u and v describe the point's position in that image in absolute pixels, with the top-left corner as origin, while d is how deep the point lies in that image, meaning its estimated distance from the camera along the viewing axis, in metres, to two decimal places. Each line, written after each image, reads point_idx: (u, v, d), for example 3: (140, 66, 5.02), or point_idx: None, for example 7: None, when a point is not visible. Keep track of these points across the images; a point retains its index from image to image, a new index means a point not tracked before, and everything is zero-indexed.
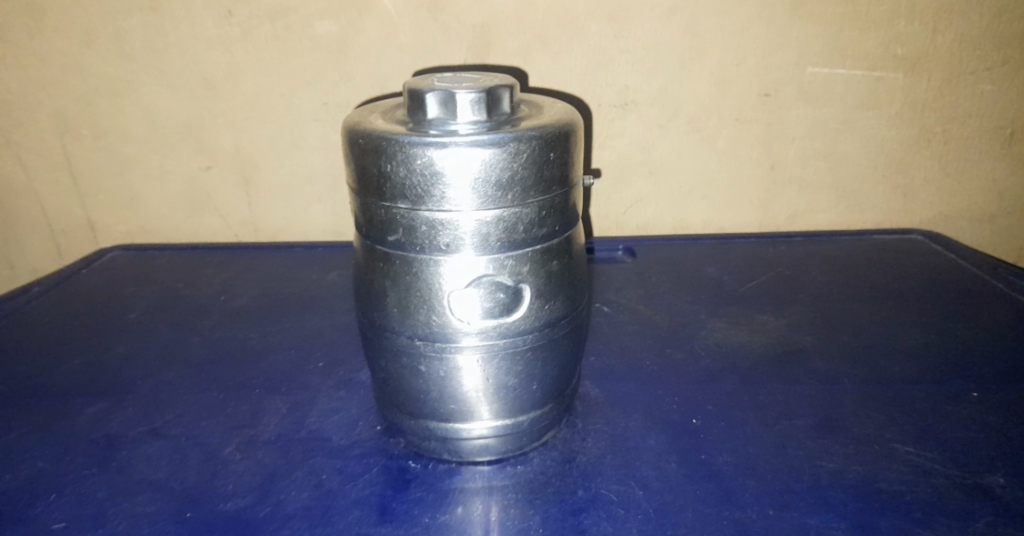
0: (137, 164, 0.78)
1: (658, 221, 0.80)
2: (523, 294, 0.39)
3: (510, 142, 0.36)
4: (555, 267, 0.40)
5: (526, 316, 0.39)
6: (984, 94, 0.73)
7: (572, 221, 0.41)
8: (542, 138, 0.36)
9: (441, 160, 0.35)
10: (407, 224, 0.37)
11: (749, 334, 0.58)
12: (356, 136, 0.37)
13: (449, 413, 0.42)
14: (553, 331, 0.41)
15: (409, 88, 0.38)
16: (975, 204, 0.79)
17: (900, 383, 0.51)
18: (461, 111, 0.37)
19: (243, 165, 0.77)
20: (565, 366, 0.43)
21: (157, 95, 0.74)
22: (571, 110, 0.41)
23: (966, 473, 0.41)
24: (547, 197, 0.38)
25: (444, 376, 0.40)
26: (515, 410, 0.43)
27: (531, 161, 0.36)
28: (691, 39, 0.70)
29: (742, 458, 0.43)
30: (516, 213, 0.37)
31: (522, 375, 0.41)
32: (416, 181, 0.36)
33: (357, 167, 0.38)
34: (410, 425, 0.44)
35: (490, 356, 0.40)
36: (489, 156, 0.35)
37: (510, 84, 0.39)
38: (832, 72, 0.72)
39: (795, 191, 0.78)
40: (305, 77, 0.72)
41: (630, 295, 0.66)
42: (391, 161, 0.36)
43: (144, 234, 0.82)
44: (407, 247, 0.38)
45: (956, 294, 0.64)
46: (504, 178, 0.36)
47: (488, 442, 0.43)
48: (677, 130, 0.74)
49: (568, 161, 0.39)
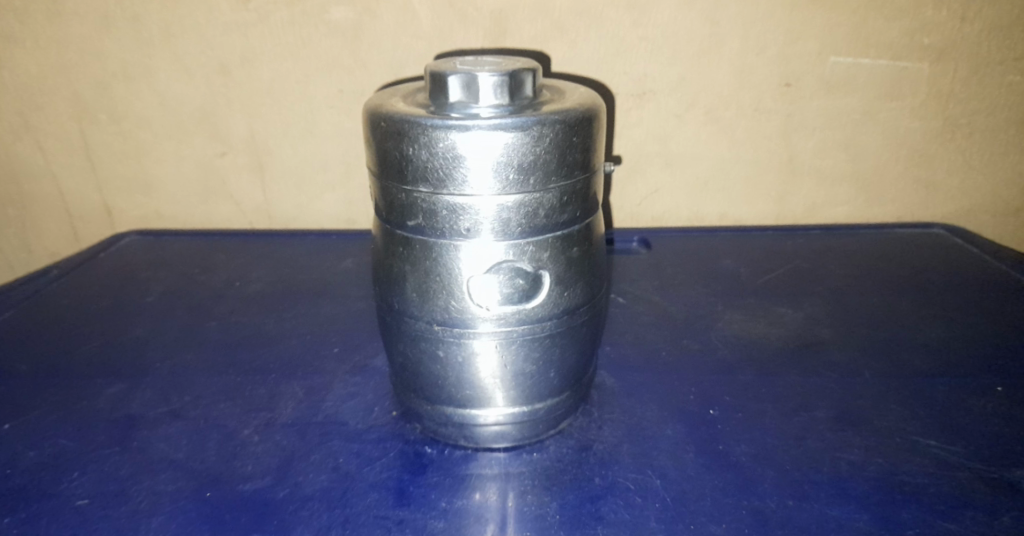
0: (153, 149, 0.78)
1: (674, 212, 0.79)
2: (543, 281, 0.39)
3: (533, 126, 0.35)
4: (575, 254, 0.39)
5: (545, 303, 0.39)
6: (1010, 85, 0.72)
7: (592, 208, 0.40)
8: (565, 123, 0.36)
9: (465, 143, 0.35)
10: (428, 208, 0.37)
11: (767, 327, 0.58)
12: (377, 119, 0.37)
13: (466, 398, 0.42)
14: (572, 318, 0.41)
15: (431, 71, 0.38)
16: (998, 198, 0.78)
17: (922, 377, 0.50)
18: (482, 94, 0.37)
19: (258, 151, 0.77)
20: (582, 354, 0.43)
21: (174, 80, 0.74)
22: (592, 95, 0.40)
23: (989, 467, 0.41)
24: (569, 183, 0.38)
25: (462, 361, 0.40)
26: (532, 397, 0.42)
27: (554, 145, 0.36)
28: (711, 27, 0.69)
29: (761, 449, 0.43)
30: (538, 199, 0.37)
31: (539, 363, 0.41)
32: (438, 165, 0.36)
33: (377, 150, 0.38)
34: (426, 411, 0.44)
35: (509, 344, 0.40)
36: (511, 140, 0.35)
37: (532, 68, 0.39)
38: (855, 62, 0.71)
39: (814, 182, 0.77)
40: (322, 64, 0.71)
41: (645, 286, 0.66)
42: (412, 144, 0.36)
43: (160, 220, 0.83)
44: (427, 231, 0.38)
45: (978, 288, 0.63)
46: (526, 162, 0.36)
47: (504, 429, 0.43)
48: (695, 120, 0.73)
49: (590, 147, 0.38)
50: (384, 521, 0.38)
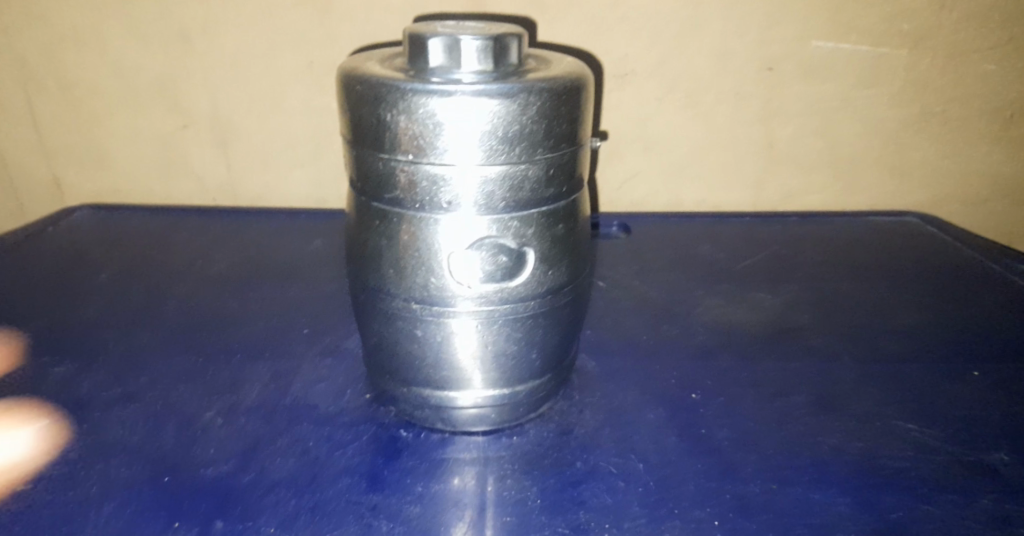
0: (110, 121, 0.74)
1: (654, 196, 0.78)
2: (527, 258, 0.37)
3: (519, 93, 0.33)
4: (560, 230, 0.38)
5: (529, 281, 0.37)
6: (985, 75, 0.72)
7: (577, 184, 0.39)
8: (553, 91, 0.34)
9: (447, 109, 0.33)
10: (405, 179, 0.35)
11: (746, 312, 0.57)
12: (353, 83, 0.35)
13: (442, 380, 0.40)
14: (556, 298, 0.39)
15: (411, 34, 0.36)
16: (969, 188, 0.79)
17: (899, 362, 0.50)
18: (465, 59, 0.35)
19: (222, 126, 0.73)
20: (564, 335, 0.42)
21: (132, 48, 0.70)
22: (579, 65, 0.39)
23: (967, 449, 0.41)
24: (557, 155, 0.36)
25: (439, 341, 0.39)
26: (511, 380, 0.41)
27: (541, 115, 0.34)
28: (694, 7, 0.68)
29: (742, 433, 0.42)
30: (524, 173, 0.35)
31: (521, 344, 0.40)
32: (417, 133, 0.34)
33: (354, 117, 0.36)
34: (403, 393, 0.42)
35: (491, 325, 0.38)
36: (496, 108, 0.33)
37: (517, 34, 0.37)
38: (836, 48, 0.70)
39: (792, 169, 0.77)
40: (292, 34, 0.68)
41: (625, 271, 0.65)
42: (389, 109, 0.34)
43: (118, 196, 0.79)
44: (403, 202, 0.36)
45: (953, 276, 0.64)
46: (511, 132, 0.34)
47: (483, 412, 0.42)
48: (676, 103, 0.72)
49: (577, 120, 0.37)
50: (356, 506, 0.36)
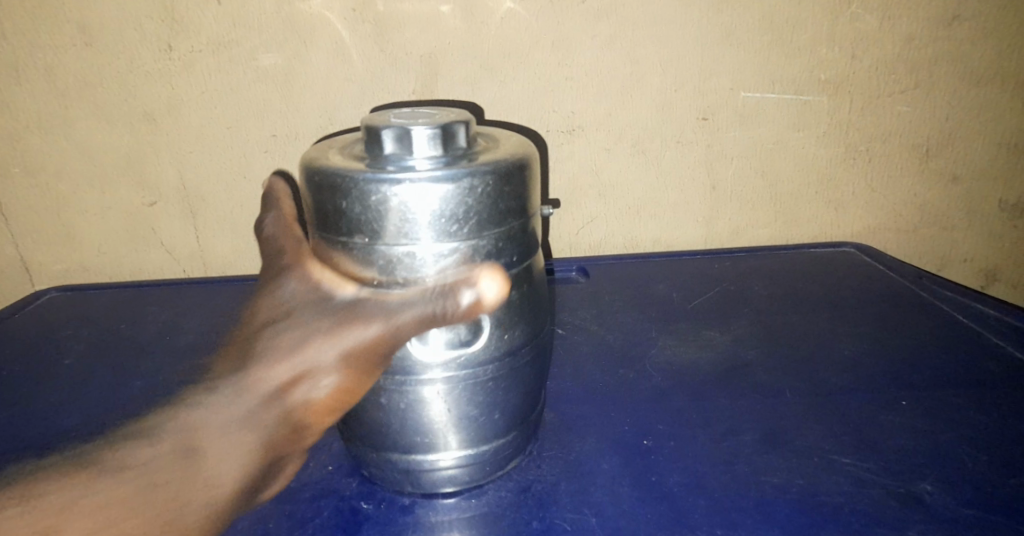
0: (73, 201, 0.75)
1: (610, 240, 0.82)
2: (484, 324, 0.39)
3: (463, 177, 0.37)
4: (514, 296, 0.40)
5: (486, 346, 0.40)
6: (900, 114, 0.79)
7: (530, 250, 0.42)
8: (496, 172, 0.37)
9: (397, 195, 0.36)
10: (363, 259, 0.38)
11: (700, 349, 0.61)
12: (314, 174, 0.38)
13: (411, 445, 0.42)
14: (515, 358, 0.42)
15: (367, 124, 0.39)
16: (899, 217, 0.84)
17: (836, 392, 0.54)
18: (417, 146, 0.38)
19: (188, 198, 0.75)
20: (526, 393, 0.44)
21: (93, 130, 0.72)
22: (525, 143, 0.42)
23: (897, 482, 0.44)
24: (505, 228, 0.39)
25: (404, 408, 0.41)
26: (477, 440, 0.43)
27: (486, 195, 0.37)
28: (632, 66, 0.73)
29: (692, 478, 0.45)
30: (475, 247, 0.38)
31: (484, 406, 0.42)
32: (373, 217, 0.37)
33: (315, 204, 0.39)
34: (374, 459, 0.44)
35: (453, 391, 0.40)
36: (444, 191, 0.36)
37: (466, 120, 0.40)
38: (765, 96, 0.76)
39: (736, 208, 0.82)
40: (252, 108, 0.71)
41: (586, 315, 0.68)
42: (345, 198, 0.37)
43: (84, 272, 0.79)
44: (362, 279, 0.39)
45: (886, 304, 0.69)
46: (459, 212, 0.37)
47: (453, 473, 0.43)
48: (623, 153, 0.77)
49: (523, 194, 0.40)
50: None
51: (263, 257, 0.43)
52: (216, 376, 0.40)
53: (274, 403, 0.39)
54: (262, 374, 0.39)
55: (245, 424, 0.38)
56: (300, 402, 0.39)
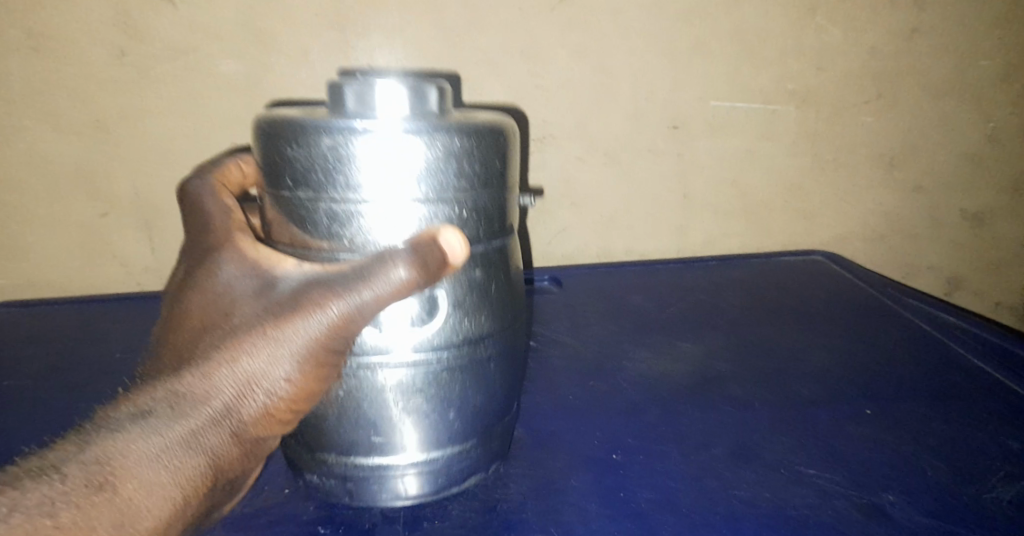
0: (22, 213, 0.72)
1: (582, 250, 0.81)
2: (440, 303, 0.36)
3: (424, 132, 0.34)
4: (478, 276, 0.37)
5: (443, 329, 0.36)
6: (866, 125, 0.79)
7: (502, 230, 0.39)
8: (463, 132, 0.35)
9: (347, 143, 0.34)
10: (306, 214, 0.36)
11: (670, 363, 0.60)
12: (269, 124, 0.36)
13: (354, 443, 0.38)
14: (479, 347, 0.38)
15: (333, 80, 0.37)
16: (867, 227, 0.84)
17: (807, 404, 0.53)
18: (379, 100, 0.35)
19: (145, 209, 0.73)
20: (497, 391, 0.41)
21: (43, 140, 0.69)
22: (503, 116, 0.40)
23: (863, 493, 0.43)
24: (469, 198, 0.36)
25: (344, 396, 0.37)
26: (431, 444, 0.39)
27: (451, 154, 0.35)
28: (601, 75, 0.72)
29: (662, 494, 0.44)
30: (432, 212, 0.35)
31: (438, 402, 0.38)
32: (323, 167, 0.34)
33: (267, 157, 0.37)
34: (324, 469, 0.40)
35: (403, 380, 0.37)
36: (402, 144, 0.34)
37: (441, 84, 0.38)
38: (734, 106, 0.76)
39: (707, 217, 0.81)
40: (213, 118, 0.69)
41: (556, 327, 0.67)
42: (292, 143, 0.35)
43: (32, 288, 0.75)
44: (308, 240, 0.36)
45: (848, 311, 0.69)
46: (417, 169, 0.34)
47: (415, 479, 0.40)
48: (594, 162, 0.76)
49: (495, 164, 0.37)
50: None
51: (191, 244, 0.39)
52: (146, 388, 0.35)
53: (215, 411, 0.35)
54: (201, 382, 0.35)
55: (185, 440, 0.34)
56: (248, 410, 0.36)
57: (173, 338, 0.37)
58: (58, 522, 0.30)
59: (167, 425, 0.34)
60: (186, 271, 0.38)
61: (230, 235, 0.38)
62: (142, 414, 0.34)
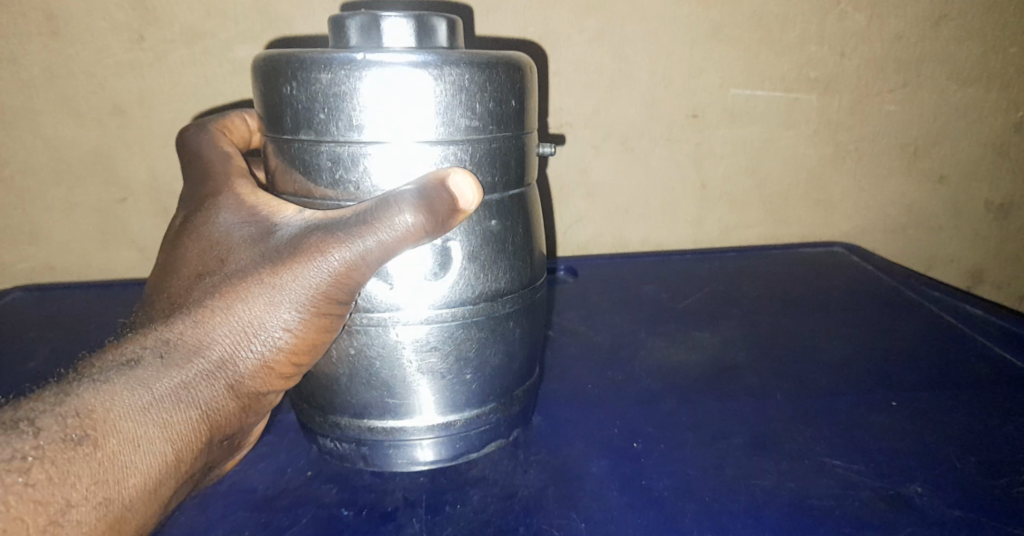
0: (40, 197, 0.72)
1: (598, 240, 0.80)
2: (453, 255, 0.36)
3: (432, 64, 0.33)
4: (494, 227, 0.37)
5: (455, 283, 0.36)
6: (888, 114, 0.78)
7: (519, 177, 0.38)
8: (472, 65, 0.34)
9: (347, 78, 0.33)
10: (310, 158, 0.35)
11: (687, 352, 0.59)
12: (269, 64, 0.36)
13: (370, 404, 0.39)
14: (496, 304, 0.38)
15: (336, 18, 0.37)
16: (887, 218, 0.83)
17: (826, 395, 0.52)
18: (382, 35, 0.36)
19: (162, 195, 0.73)
20: (517, 349, 0.40)
21: (61, 124, 0.69)
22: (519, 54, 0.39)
23: (887, 484, 0.43)
24: (480, 138, 0.35)
25: (354, 355, 0.37)
26: (445, 406, 0.39)
27: (458, 89, 0.34)
28: (619, 62, 0.71)
29: (681, 482, 0.43)
30: (440, 152, 0.35)
31: (451, 361, 0.38)
32: (324, 106, 0.34)
33: (268, 99, 0.37)
34: (340, 434, 0.40)
35: (415, 336, 0.36)
36: (404, 76, 0.33)
37: (446, 20, 0.38)
38: (754, 94, 0.75)
39: (725, 207, 0.80)
40: (229, 103, 0.69)
41: (572, 316, 0.67)
42: (292, 81, 0.35)
43: (50, 272, 0.76)
44: (313, 185, 0.36)
45: (872, 303, 0.68)
46: (421, 104, 0.34)
47: (435, 443, 0.40)
48: (611, 150, 0.75)
49: (508, 102, 0.36)
50: None
51: (193, 192, 0.40)
52: (136, 338, 0.35)
53: (209, 362, 0.35)
54: (195, 333, 0.35)
55: (175, 393, 0.34)
56: (243, 361, 0.36)
57: (168, 288, 0.38)
58: (30, 479, 0.30)
59: (157, 376, 0.34)
60: (186, 220, 0.39)
61: (234, 187, 0.39)
62: (130, 365, 0.34)
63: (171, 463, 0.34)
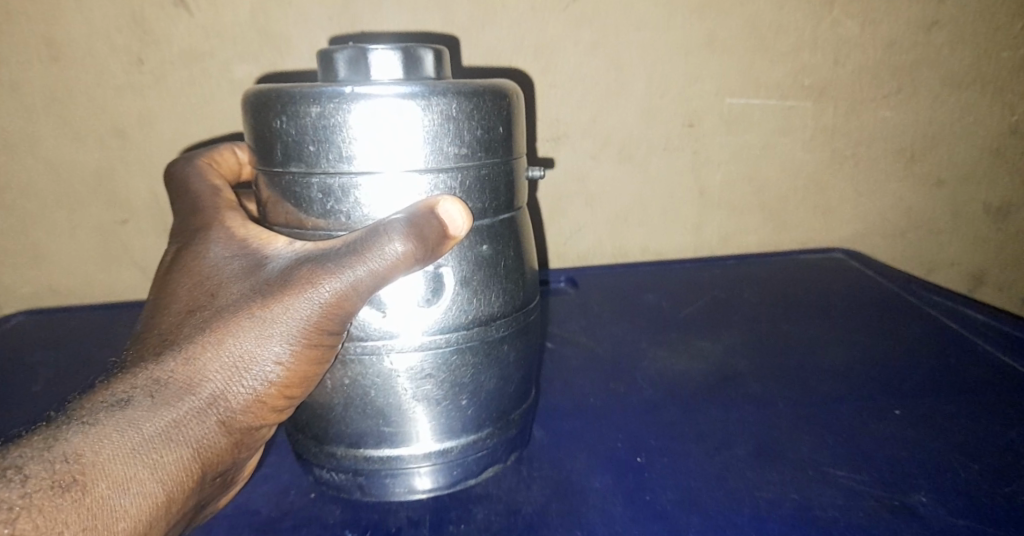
0: (42, 220, 0.73)
1: (598, 249, 0.80)
2: (445, 281, 0.36)
3: (419, 95, 0.34)
4: (486, 251, 0.37)
5: (448, 309, 0.36)
6: (884, 119, 0.78)
7: (510, 202, 0.39)
8: (459, 95, 0.35)
9: (337, 112, 0.34)
10: (301, 191, 0.36)
11: (689, 362, 0.59)
12: (259, 98, 0.36)
13: (366, 432, 0.38)
14: (490, 329, 0.38)
15: (325, 51, 0.37)
16: (886, 222, 0.83)
17: (829, 402, 0.52)
18: (371, 67, 0.36)
19: (163, 214, 0.73)
20: (512, 371, 0.40)
21: (61, 147, 0.70)
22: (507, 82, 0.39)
23: (891, 494, 0.43)
24: (469, 165, 0.36)
25: (350, 384, 0.37)
26: (442, 432, 0.39)
27: (446, 118, 0.34)
28: (614, 73, 0.72)
29: (685, 494, 0.43)
30: (429, 181, 0.35)
31: (446, 386, 0.38)
32: (314, 139, 0.34)
33: (258, 133, 0.37)
34: (337, 464, 0.40)
35: (409, 364, 0.37)
36: (393, 108, 0.34)
37: (433, 50, 0.38)
38: (749, 102, 0.75)
39: (723, 215, 0.81)
40: (228, 123, 0.70)
41: (573, 328, 0.67)
42: (282, 115, 0.35)
43: (52, 294, 0.76)
44: (304, 217, 0.36)
45: (873, 309, 0.68)
46: (410, 134, 0.34)
47: (432, 470, 0.40)
48: (609, 161, 0.75)
49: (496, 129, 0.37)
50: None
51: (181, 229, 0.40)
52: (123, 376, 0.35)
53: (201, 398, 0.35)
54: (186, 370, 0.35)
55: (166, 432, 0.34)
56: (235, 395, 0.36)
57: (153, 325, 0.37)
58: (15, 530, 0.29)
59: (148, 415, 0.34)
60: (173, 258, 0.39)
61: (225, 220, 0.39)
62: (119, 406, 0.33)
63: (163, 503, 0.33)
